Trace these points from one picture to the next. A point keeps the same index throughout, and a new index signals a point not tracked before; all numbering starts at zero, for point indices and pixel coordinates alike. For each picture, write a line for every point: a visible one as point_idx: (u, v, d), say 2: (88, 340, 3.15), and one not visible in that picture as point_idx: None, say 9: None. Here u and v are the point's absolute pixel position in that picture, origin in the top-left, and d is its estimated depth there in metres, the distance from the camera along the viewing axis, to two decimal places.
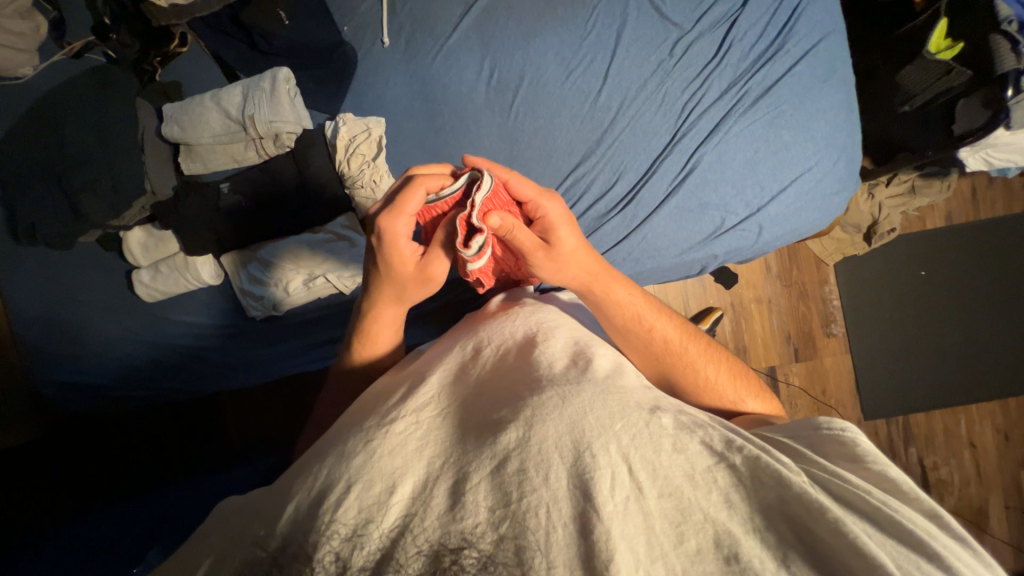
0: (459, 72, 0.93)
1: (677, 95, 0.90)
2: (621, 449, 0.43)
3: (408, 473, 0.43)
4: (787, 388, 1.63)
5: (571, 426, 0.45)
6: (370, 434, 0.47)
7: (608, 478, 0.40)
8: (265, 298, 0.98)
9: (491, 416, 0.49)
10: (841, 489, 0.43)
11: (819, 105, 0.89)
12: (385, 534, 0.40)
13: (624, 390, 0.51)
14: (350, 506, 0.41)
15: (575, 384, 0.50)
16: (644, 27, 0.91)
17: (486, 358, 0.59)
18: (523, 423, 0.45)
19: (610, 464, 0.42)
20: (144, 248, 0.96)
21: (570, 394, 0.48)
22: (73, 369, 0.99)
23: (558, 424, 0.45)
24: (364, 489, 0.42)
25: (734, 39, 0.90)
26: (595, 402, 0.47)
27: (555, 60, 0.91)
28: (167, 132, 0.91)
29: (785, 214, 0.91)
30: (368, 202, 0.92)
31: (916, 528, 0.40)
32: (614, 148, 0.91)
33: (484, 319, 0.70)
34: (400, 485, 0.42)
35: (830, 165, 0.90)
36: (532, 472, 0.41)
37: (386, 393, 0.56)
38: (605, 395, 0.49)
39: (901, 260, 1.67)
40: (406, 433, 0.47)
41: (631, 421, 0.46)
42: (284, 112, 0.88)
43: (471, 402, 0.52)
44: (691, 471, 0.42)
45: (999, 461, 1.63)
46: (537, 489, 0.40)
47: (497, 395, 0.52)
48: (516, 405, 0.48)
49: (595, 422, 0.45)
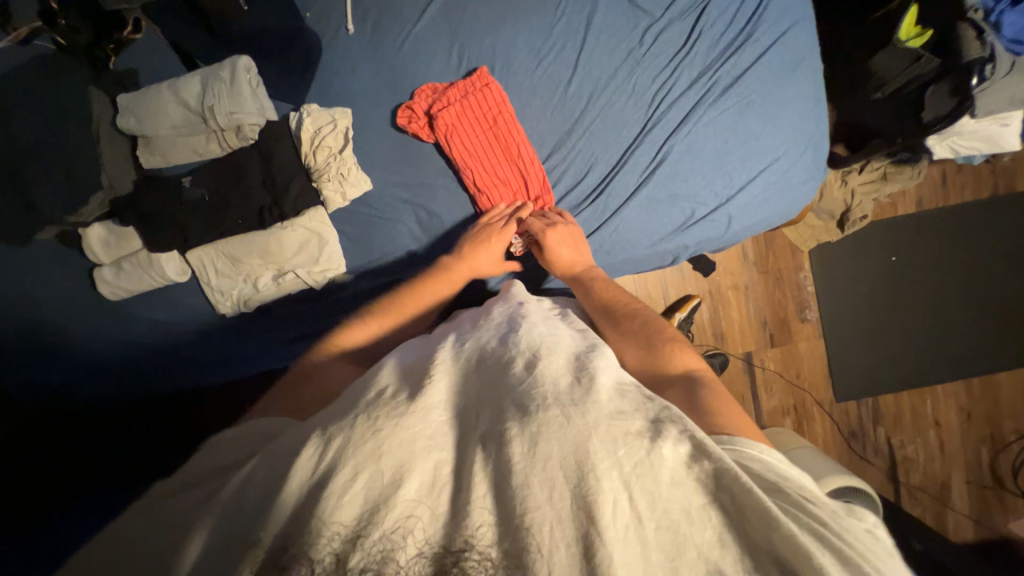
0: (427, 61, 0.91)
1: (647, 84, 0.89)
2: (623, 475, 0.44)
3: (415, 471, 0.44)
4: (762, 372, 1.67)
5: (578, 445, 0.45)
6: (376, 423, 0.47)
7: (610, 503, 0.42)
8: (232, 293, 0.96)
9: (497, 424, 0.48)
10: (809, 524, 0.42)
11: (787, 95, 0.89)
12: (385, 537, 0.41)
13: (624, 411, 0.50)
14: (356, 496, 0.42)
15: (582, 405, 0.49)
16: (613, 16, 0.89)
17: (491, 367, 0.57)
18: (529, 437, 0.46)
19: (613, 490, 0.43)
20: (106, 246, 0.93)
21: (577, 414, 0.48)
22: (40, 370, 0.97)
23: (564, 443, 0.45)
24: (372, 479, 0.43)
25: (704, 27, 0.89)
26: (601, 425, 0.47)
27: (524, 48, 0.90)
28: (123, 124, 0.88)
29: (753, 204, 0.91)
30: (336, 197, 0.91)
31: (854, 554, 0.40)
32: (584, 140, 0.90)
33: (482, 323, 0.71)
34: (405, 482, 0.44)
35: (797, 155, 0.90)
36: (536, 489, 0.43)
37: (386, 383, 0.53)
38: (612, 419, 0.48)
39: (873, 246, 1.71)
40: (414, 428, 0.47)
41: (634, 448, 0.46)
42: (245, 103, 0.87)
43: (476, 409, 0.52)
44: (688, 507, 0.43)
45: (961, 437, 1.70)
46: (540, 506, 0.42)
47: (506, 396, 0.52)
48: (522, 416, 0.48)
49: (601, 445, 0.46)
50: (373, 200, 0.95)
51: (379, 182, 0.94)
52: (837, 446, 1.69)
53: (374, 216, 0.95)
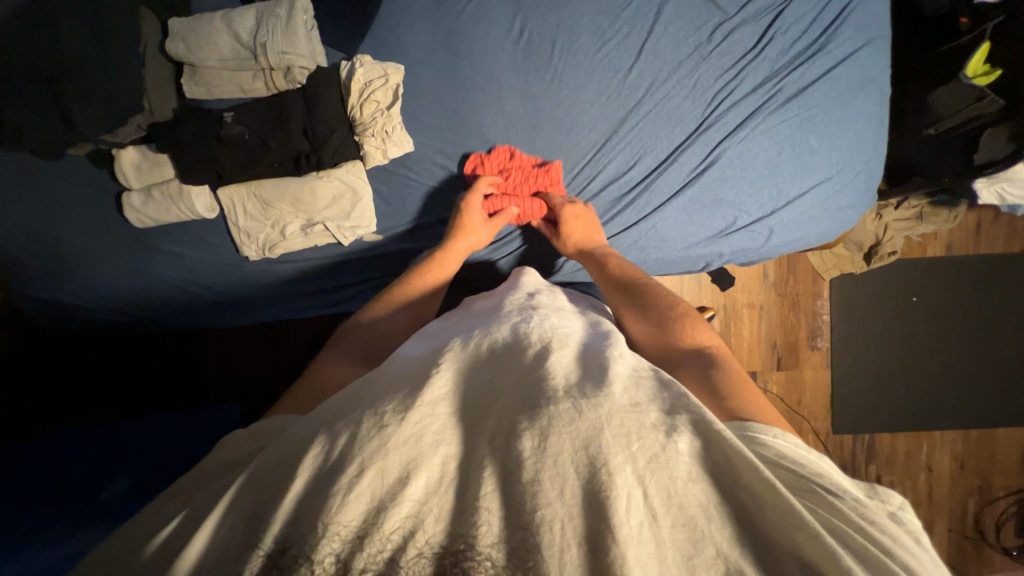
0: (487, 28, 0.88)
1: (709, 83, 0.84)
2: (637, 470, 0.44)
3: (424, 468, 0.44)
4: (764, 393, 1.70)
5: (588, 441, 0.45)
6: (383, 419, 0.47)
7: (624, 500, 0.41)
8: (258, 238, 0.96)
9: (507, 418, 0.48)
10: (825, 517, 0.43)
11: (851, 114, 0.85)
12: (389, 538, 0.41)
13: (639, 407, 0.49)
14: (363, 494, 0.42)
15: (593, 398, 0.49)
16: (685, 6, 0.84)
17: (501, 358, 0.58)
18: (539, 431, 0.46)
19: (626, 485, 0.42)
20: (137, 170, 0.92)
21: (587, 407, 0.48)
22: (61, 291, 0.99)
23: (574, 437, 0.45)
24: (377, 478, 0.43)
25: (778, 31, 0.83)
26: (613, 419, 0.47)
27: (588, 29, 0.86)
28: (171, 49, 0.86)
29: (798, 221, 0.88)
30: (377, 153, 0.89)
31: (877, 548, 0.41)
32: (636, 130, 0.87)
33: (496, 313, 0.70)
34: (414, 478, 0.43)
35: (850, 176, 0.87)
36: (547, 484, 0.43)
37: (390, 383, 0.52)
38: (625, 412, 0.48)
39: (897, 284, 1.68)
40: (421, 424, 0.47)
41: (647, 444, 0.46)
42: (299, 44, 0.85)
43: (486, 397, 0.52)
44: (706, 505, 0.43)
45: (951, 485, 1.71)
46: (551, 503, 0.42)
47: (517, 382, 0.53)
48: (531, 411, 0.48)
49: (611, 440, 0.45)
50: (414, 163, 0.93)
51: (420, 146, 0.92)
52: None
53: (413, 179, 0.94)
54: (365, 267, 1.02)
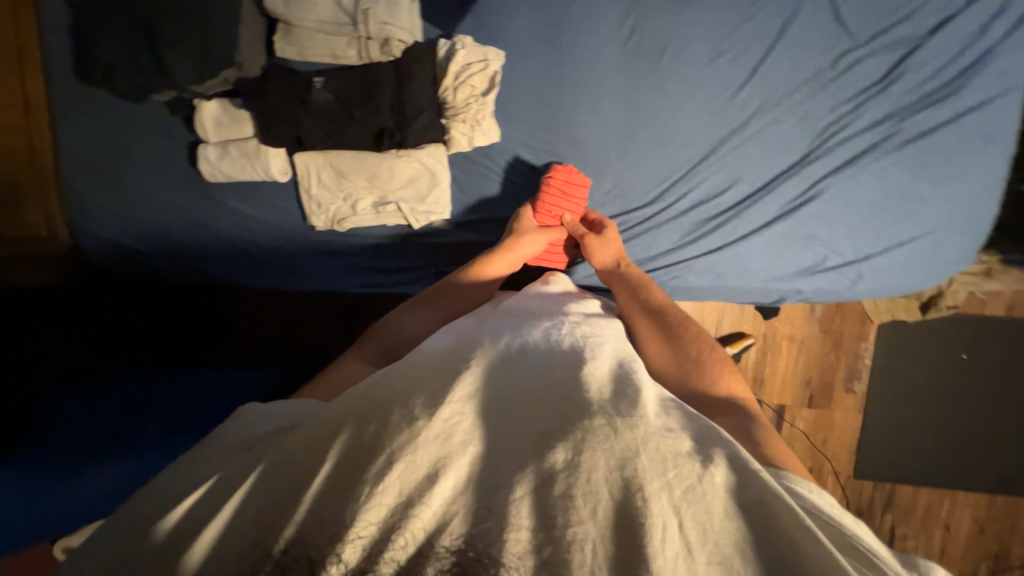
0: (596, 23, 0.83)
1: (823, 113, 0.80)
2: (673, 499, 0.39)
3: (449, 466, 0.40)
4: (790, 428, 1.68)
5: (624, 463, 0.41)
6: (413, 414, 0.42)
7: (660, 531, 0.37)
8: (329, 209, 0.94)
9: (535, 428, 0.44)
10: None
11: (971, 166, 0.80)
12: (405, 536, 0.37)
13: (674, 430, 0.45)
14: (384, 484, 0.38)
15: (631, 417, 0.45)
16: (812, 26, 0.79)
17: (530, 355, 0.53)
18: (573, 445, 0.42)
19: (662, 515, 0.38)
20: (217, 123, 0.91)
21: (624, 426, 0.43)
22: (125, 234, 0.99)
23: (609, 456, 0.41)
24: (402, 470, 0.39)
25: (909, 68, 0.78)
26: (651, 441, 0.43)
27: (703, 38, 0.81)
28: (269, 4, 0.83)
29: (891, 270, 0.84)
30: (461, 140, 0.86)
31: None
32: (736, 151, 0.83)
33: (526, 312, 0.65)
34: (439, 475, 0.39)
35: (959, 231, 0.82)
36: (580, 503, 0.39)
37: (410, 370, 0.48)
38: (661, 433, 0.44)
39: (947, 338, 1.63)
40: (447, 418, 0.42)
41: (684, 471, 0.41)
42: (400, 16, 0.82)
43: (504, 403, 0.46)
44: (744, 545, 0.38)
45: (965, 547, 1.68)
46: (582, 523, 0.38)
47: (539, 393, 0.48)
48: (565, 424, 0.44)
49: (649, 464, 0.41)
50: (497, 153, 0.90)
51: (505, 137, 0.89)
52: None
53: (493, 170, 0.91)
54: (426, 253, 0.98)
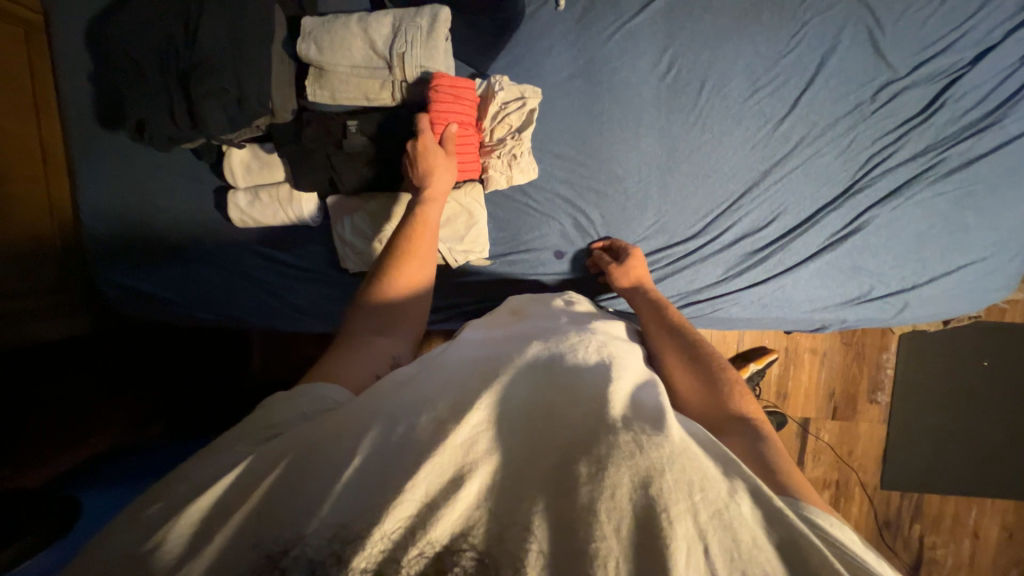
0: (634, 59, 0.83)
1: (865, 144, 0.80)
2: (697, 522, 0.39)
3: (477, 473, 0.41)
4: (815, 441, 1.67)
5: (648, 479, 0.41)
6: (442, 419, 0.44)
7: (684, 553, 0.37)
8: (363, 253, 0.90)
9: (558, 441, 0.45)
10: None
11: (1016, 195, 0.80)
12: (429, 544, 0.37)
13: (698, 455, 0.45)
14: (416, 488, 0.39)
15: (657, 437, 0.45)
16: (851, 60, 0.79)
17: (561, 372, 0.53)
18: (597, 461, 0.42)
19: (687, 537, 0.38)
20: (246, 168, 0.89)
21: (649, 445, 0.44)
22: (150, 279, 0.96)
23: (633, 472, 0.41)
24: (434, 475, 0.40)
25: (950, 98, 0.79)
26: (676, 462, 0.42)
27: (742, 72, 0.81)
28: (302, 50, 0.82)
29: (936, 298, 0.84)
30: (500, 179, 0.84)
31: None
32: (779, 184, 0.83)
33: (547, 331, 0.64)
34: (468, 480, 0.41)
35: (1005, 259, 0.83)
36: (603, 517, 0.39)
37: (443, 381, 0.50)
38: (688, 457, 0.44)
39: (968, 345, 1.63)
40: (477, 427, 0.44)
41: (710, 494, 0.41)
42: (437, 59, 0.80)
43: (530, 418, 0.47)
44: None
45: (995, 553, 1.68)
46: (606, 538, 0.38)
47: (564, 408, 0.48)
48: (590, 438, 0.44)
49: (673, 484, 0.41)
50: (534, 189, 0.88)
51: (542, 174, 0.88)
52: (868, 530, 1.69)
53: (531, 207, 0.89)
54: (462, 293, 0.93)
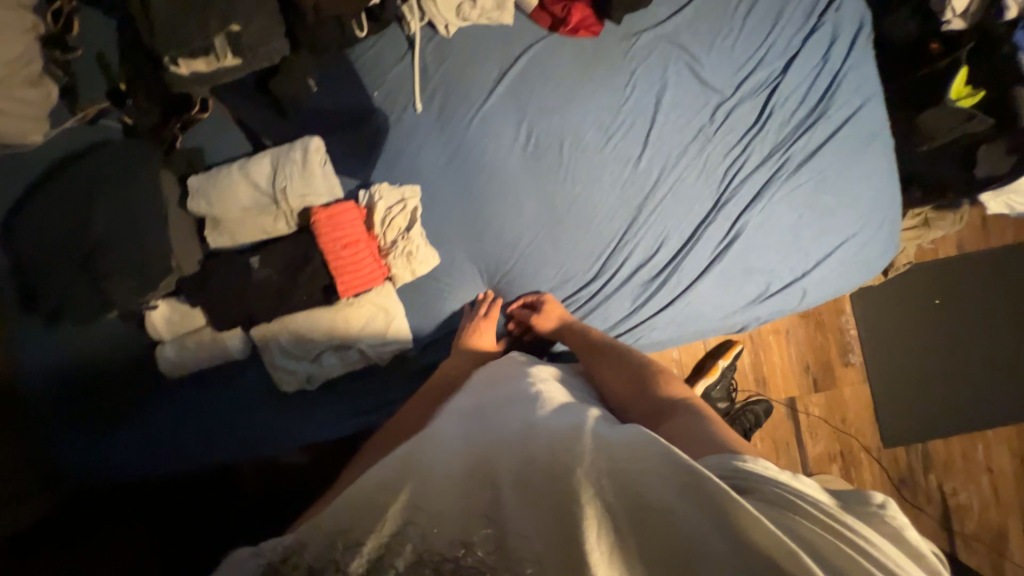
0: (496, 137, 0.90)
1: (718, 160, 0.89)
2: (603, 497, 0.47)
3: (418, 515, 0.48)
4: (807, 418, 1.66)
5: (557, 476, 0.48)
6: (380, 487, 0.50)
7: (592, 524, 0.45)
8: (297, 372, 0.93)
9: (484, 472, 0.51)
10: (791, 522, 0.44)
11: (862, 170, 0.89)
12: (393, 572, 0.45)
13: (606, 444, 0.52)
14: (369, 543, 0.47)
15: (566, 440, 0.52)
16: (683, 93, 0.89)
17: (486, 420, 0.60)
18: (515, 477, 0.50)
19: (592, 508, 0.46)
20: (168, 323, 0.92)
21: (558, 448, 0.51)
22: (76, 451, 0.90)
23: (544, 474, 0.49)
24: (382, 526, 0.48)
25: (775, 106, 0.89)
26: (580, 455, 0.50)
27: (594, 124, 0.89)
28: (194, 207, 0.88)
29: (829, 277, 0.90)
30: (404, 274, 0.91)
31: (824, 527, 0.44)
32: (657, 212, 0.89)
33: (483, 389, 0.71)
34: (412, 520, 0.48)
35: (875, 227, 0.91)
36: (525, 513, 0.47)
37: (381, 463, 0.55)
38: (592, 449, 0.51)
39: (915, 289, 1.69)
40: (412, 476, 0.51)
41: (612, 473, 0.49)
42: (317, 184, 0.87)
43: (461, 461, 0.54)
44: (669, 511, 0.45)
45: (1014, 483, 1.67)
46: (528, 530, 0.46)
47: (490, 447, 0.54)
48: (510, 464, 0.51)
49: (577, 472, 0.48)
50: (440, 273, 0.93)
51: (444, 256, 0.93)
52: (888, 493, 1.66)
53: (442, 289, 0.93)
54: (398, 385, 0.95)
